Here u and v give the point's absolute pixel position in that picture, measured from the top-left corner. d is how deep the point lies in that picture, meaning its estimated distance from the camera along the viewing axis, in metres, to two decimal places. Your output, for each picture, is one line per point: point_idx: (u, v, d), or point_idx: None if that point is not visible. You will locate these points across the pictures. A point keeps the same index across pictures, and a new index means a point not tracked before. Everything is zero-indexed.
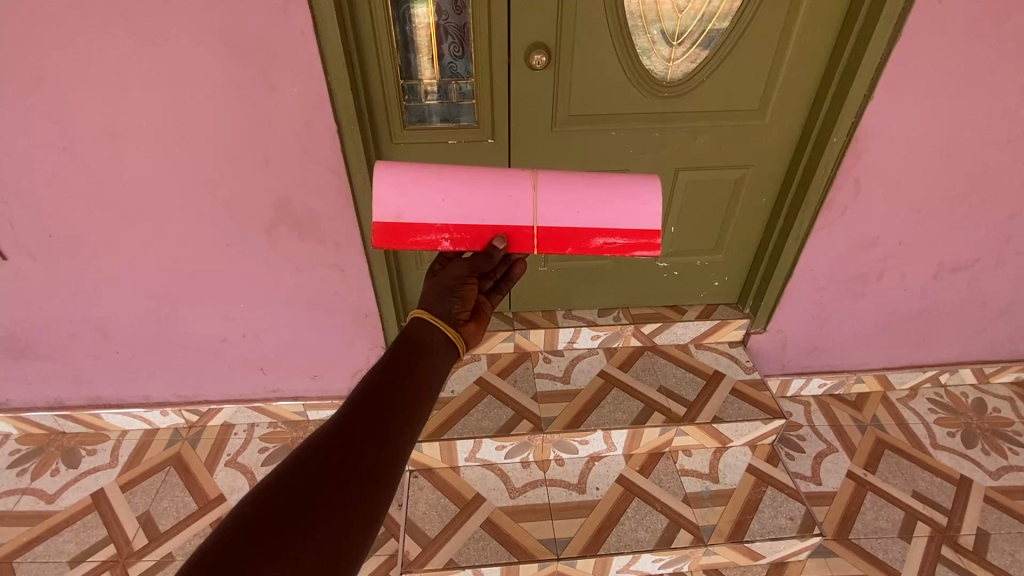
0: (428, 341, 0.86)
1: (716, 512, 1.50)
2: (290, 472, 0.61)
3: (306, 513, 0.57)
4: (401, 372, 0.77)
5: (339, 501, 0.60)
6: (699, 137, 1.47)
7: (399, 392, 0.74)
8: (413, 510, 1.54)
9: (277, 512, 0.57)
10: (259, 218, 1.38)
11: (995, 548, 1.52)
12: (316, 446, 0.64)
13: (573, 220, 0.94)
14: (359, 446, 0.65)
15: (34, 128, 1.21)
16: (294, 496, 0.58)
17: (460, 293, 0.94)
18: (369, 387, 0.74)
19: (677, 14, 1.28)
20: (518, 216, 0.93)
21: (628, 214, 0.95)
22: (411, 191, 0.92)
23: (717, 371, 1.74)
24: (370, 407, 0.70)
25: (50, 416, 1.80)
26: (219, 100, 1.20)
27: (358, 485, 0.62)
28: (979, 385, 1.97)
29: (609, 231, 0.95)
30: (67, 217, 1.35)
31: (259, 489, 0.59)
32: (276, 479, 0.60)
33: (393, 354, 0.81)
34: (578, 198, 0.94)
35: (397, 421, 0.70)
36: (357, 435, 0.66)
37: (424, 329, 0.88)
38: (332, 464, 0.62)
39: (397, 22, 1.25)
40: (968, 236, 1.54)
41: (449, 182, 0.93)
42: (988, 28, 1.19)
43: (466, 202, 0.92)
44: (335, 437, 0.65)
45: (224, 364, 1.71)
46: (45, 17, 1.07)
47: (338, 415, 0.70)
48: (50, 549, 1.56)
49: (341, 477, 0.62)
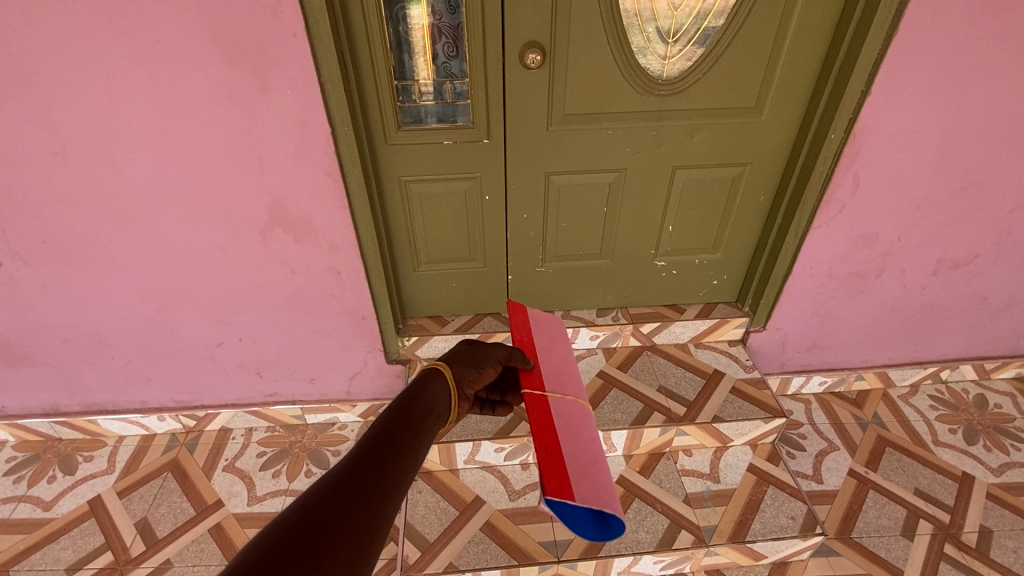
0: (439, 396, 0.81)
1: (717, 512, 1.49)
2: (289, 529, 0.56)
3: (305, 575, 0.52)
4: (408, 421, 0.73)
5: (338, 560, 0.55)
6: (695, 135, 1.46)
7: (403, 442, 0.70)
8: (412, 514, 1.52)
9: (275, 572, 0.52)
10: (254, 221, 1.37)
11: (998, 545, 1.51)
12: (315, 500, 0.59)
13: (566, 426, 0.79)
14: (360, 501, 0.61)
15: (26, 133, 1.20)
16: (295, 555, 0.53)
17: (484, 370, 0.89)
18: (373, 437, 0.70)
19: (673, 12, 1.27)
20: (557, 383, 0.86)
21: (591, 481, 0.73)
22: (546, 323, 0.98)
23: (716, 370, 1.73)
24: (374, 458, 0.66)
25: (46, 422, 1.79)
26: (211, 103, 1.19)
27: (356, 540, 0.58)
28: (980, 381, 1.96)
29: (560, 466, 0.72)
30: (60, 223, 1.34)
31: (256, 547, 0.54)
32: (275, 536, 0.55)
33: (402, 400, 0.77)
34: (589, 440, 0.80)
35: (398, 473, 0.67)
36: (360, 488, 0.62)
37: (434, 380, 0.83)
38: (334, 518, 0.58)
39: (390, 23, 1.24)
40: (967, 231, 1.53)
41: (565, 352, 0.93)
42: (985, 23, 1.18)
43: (557, 354, 0.92)
44: (339, 488, 0.61)
45: (220, 367, 1.70)
46: (36, 19, 1.06)
47: (341, 463, 0.65)
48: (47, 556, 1.55)
49: (342, 531, 0.58)
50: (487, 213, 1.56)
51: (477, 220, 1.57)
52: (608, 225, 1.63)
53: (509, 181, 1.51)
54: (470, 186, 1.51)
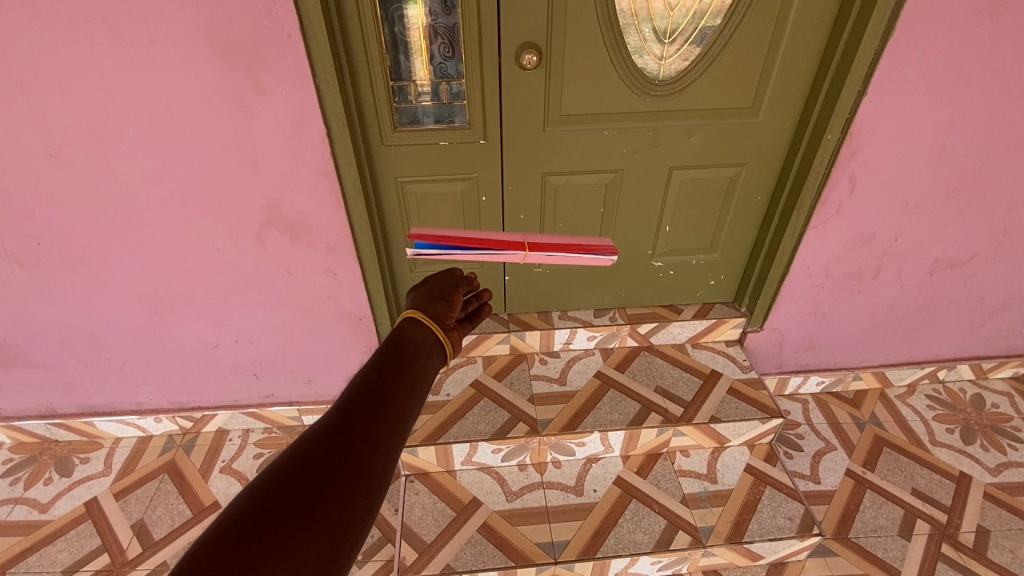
0: (422, 340, 0.75)
1: (715, 512, 1.49)
2: (278, 481, 0.52)
3: (294, 528, 0.49)
4: (401, 365, 0.69)
5: (330, 508, 0.51)
6: (692, 135, 1.46)
7: (395, 387, 0.65)
8: (409, 515, 1.52)
9: (261, 527, 0.48)
10: (249, 222, 1.37)
11: (996, 545, 1.51)
12: (302, 450, 0.55)
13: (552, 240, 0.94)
14: (353, 446, 0.56)
15: (20, 134, 1.19)
16: (282, 506, 0.50)
17: (450, 299, 0.86)
18: (366, 381, 0.65)
19: (669, 12, 1.27)
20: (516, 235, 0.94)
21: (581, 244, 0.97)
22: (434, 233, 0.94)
23: (714, 370, 1.73)
24: (367, 402, 0.62)
25: (42, 424, 1.78)
26: (206, 104, 1.19)
27: (350, 487, 0.54)
28: (977, 381, 1.97)
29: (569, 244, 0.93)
30: (55, 224, 1.33)
31: (243, 502, 0.51)
32: (263, 489, 0.52)
33: (389, 348, 0.72)
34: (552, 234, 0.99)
35: (394, 415, 0.62)
36: (349, 435, 0.58)
37: (414, 325, 0.77)
38: (326, 467, 0.54)
39: (386, 23, 1.24)
40: (964, 230, 1.53)
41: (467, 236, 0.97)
42: (982, 23, 1.18)
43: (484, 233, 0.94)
44: (331, 435, 0.57)
45: (217, 369, 1.70)
46: (30, 20, 1.06)
47: (333, 411, 0.61)
48: (43, 559, 1.54)
49: (332, 478, 0.53)
50: (484, 214, 1.56)
51: (474, 220, 1.57)
52: (605, 225, 1.62)
53: (505, 181, 1.50)
54: (466, 187, 1.50)
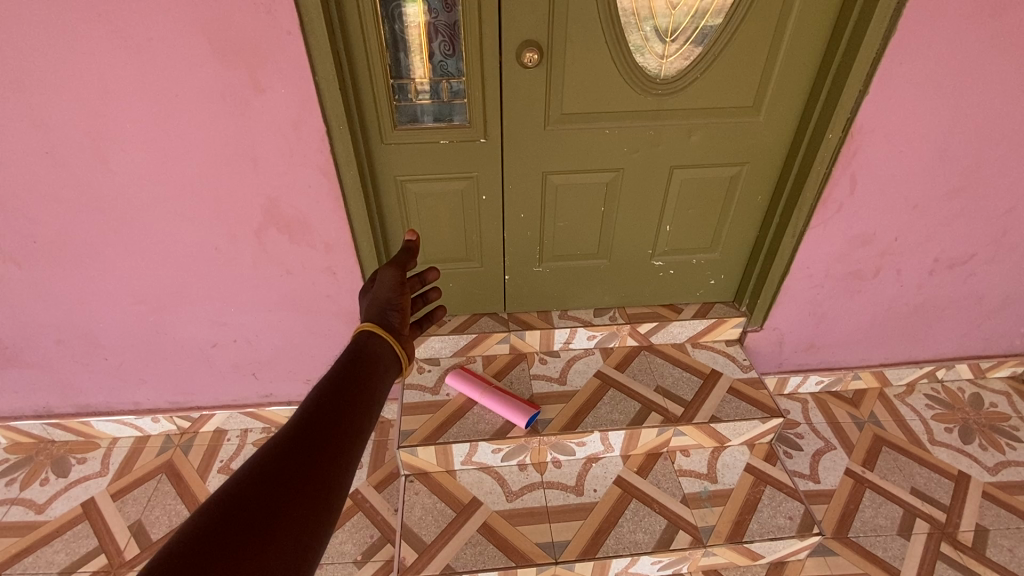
0: (380, 352, 0.77)
1: (715, 512, 1.49)
2: (239, 490, 0.52)
3: (257, 534, 0.49)
4: (358, 377, 0.70)
5: (292, 518, 0.52)
6: (692, 134, 1.46)
7: (357, 397, 0.67)
8: (409, 516, 1.51)
9: (224, 535, 0.48)
10: (248, 221, 1.36)
11: (995, 544, 1.52)
12: (269, 458, 0.56)
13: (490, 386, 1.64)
14: (315, 455, 0.57)
15: (17, 133, 1.18)
16: (248, 513, 0.50)
17: (399, 306, 0.88)
18: (324, 391, 0.66)
19: (670, 10, 1.26)
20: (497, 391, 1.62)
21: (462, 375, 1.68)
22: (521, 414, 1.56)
23: (713, 370, 1.73)
24: (326, 413, 0.63)
25: (38, 424, 1.77)
26: (204, 103, 1.18)
27: (312, 493, 0.54)
28: (976, 380, 1.97)
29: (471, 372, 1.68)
30: (51, 223, 1.32)
31: (204, 508, 0.50)
32: (223, 497, 0.51)
33: (351, 358, 0.73)
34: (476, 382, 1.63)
35: (352, 426, 0.63)
36: (312, 444, 0.58)
37: (370, 338, 0.78)
38: (284, 476, 0.54)
39: (386, 21, 1.23)
40: (964, 230, 1.53)
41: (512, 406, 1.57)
42: (982, 23, 1.18)
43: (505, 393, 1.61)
44: (290, 446, 0.57)
45: (215, 368, 1.69)
46: (27, 18, 1.05)
47: (292, 421, 0.61)
48: (38, 561, 1.53)
49: (296, 484, 0.54)
50: (483, 213, 1.55)
51: (474, 219, 1.56)
52: (605, 224, 1.62)
53: (505, 180, 1.50)
54: (466, 186, 1.50)
